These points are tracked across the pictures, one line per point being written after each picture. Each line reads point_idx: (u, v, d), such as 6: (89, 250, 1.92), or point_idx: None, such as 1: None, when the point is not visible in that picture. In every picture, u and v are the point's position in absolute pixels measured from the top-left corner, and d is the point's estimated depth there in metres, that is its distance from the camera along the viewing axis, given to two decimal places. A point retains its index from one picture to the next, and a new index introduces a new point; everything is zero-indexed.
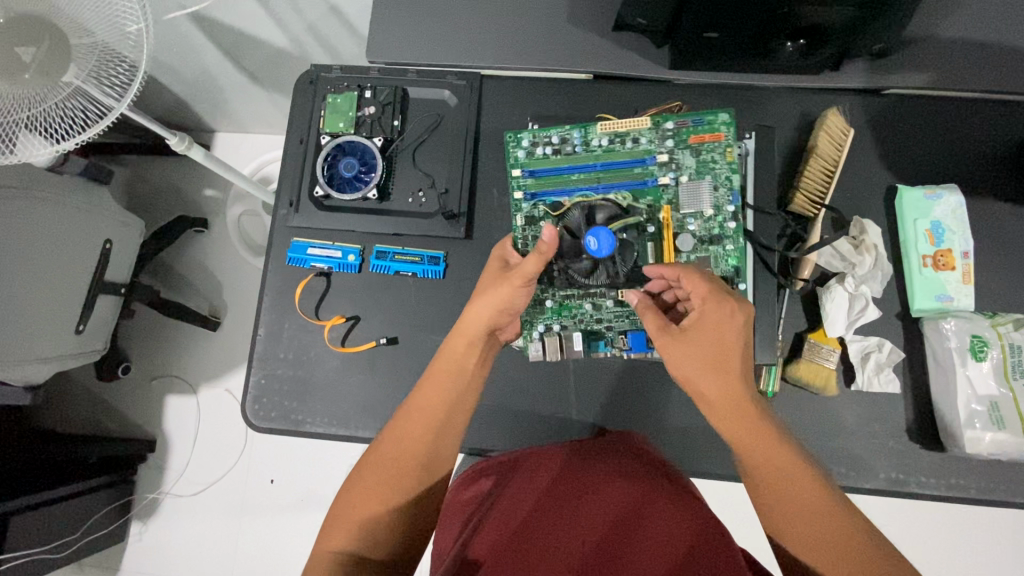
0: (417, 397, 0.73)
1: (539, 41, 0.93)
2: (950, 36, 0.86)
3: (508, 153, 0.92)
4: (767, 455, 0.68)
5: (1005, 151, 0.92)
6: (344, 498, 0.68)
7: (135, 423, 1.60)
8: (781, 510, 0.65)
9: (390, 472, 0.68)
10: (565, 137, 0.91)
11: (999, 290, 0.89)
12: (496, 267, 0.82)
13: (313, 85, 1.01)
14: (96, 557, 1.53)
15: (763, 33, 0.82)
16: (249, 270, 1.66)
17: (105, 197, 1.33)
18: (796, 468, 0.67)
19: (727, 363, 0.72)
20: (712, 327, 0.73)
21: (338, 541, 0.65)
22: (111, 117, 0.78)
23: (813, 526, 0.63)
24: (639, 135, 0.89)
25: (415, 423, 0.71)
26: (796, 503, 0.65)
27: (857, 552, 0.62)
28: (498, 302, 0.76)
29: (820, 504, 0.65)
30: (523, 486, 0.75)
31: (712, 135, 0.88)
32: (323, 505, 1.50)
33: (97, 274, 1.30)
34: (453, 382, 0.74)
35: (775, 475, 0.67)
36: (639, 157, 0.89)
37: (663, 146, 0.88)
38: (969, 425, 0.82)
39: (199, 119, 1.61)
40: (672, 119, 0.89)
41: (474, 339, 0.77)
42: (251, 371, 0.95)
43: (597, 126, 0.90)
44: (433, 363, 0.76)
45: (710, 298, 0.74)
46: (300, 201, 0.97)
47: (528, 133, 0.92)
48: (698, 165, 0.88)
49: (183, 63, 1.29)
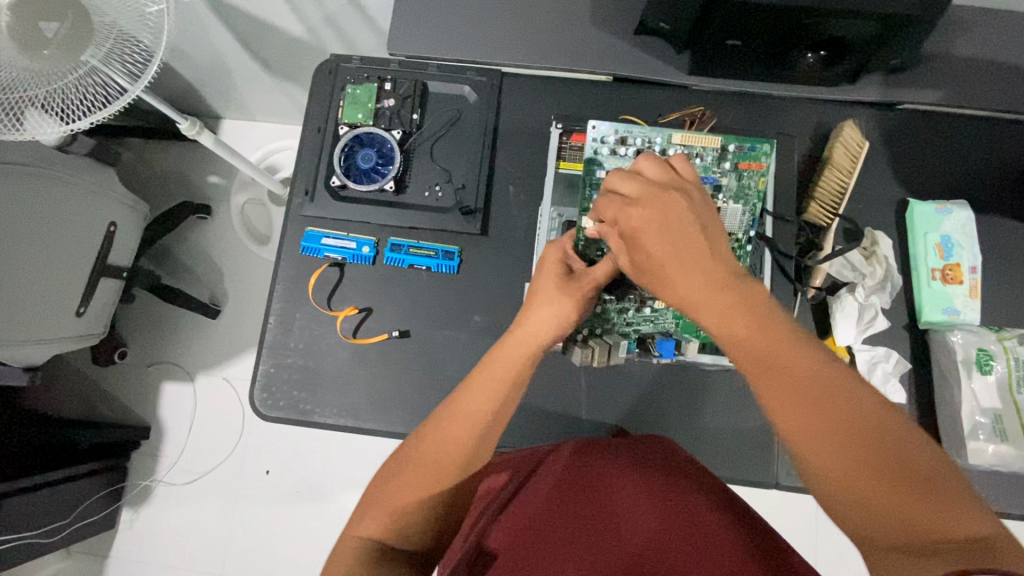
0: (463, 398, 0.66)
1: (561, 41, 0.94)
2: (967, 54, 0.88)
3: (590, 147, 0.86)
4: (768, 354, 0.54)
5: (1014, 170, 0.94)
6: (378, 488, 0.66)
7: (130, 408, 1.58)
8: (793, 420, 0.51)
9: (428, 473, 0.63)
10: (646, 142, 0.86)
11: (1004, 304, 0.91)
12: (558, 272, 0.74)
13: (333, 75, 1.00)
14: (86, 542, 1.51)
15: (785, 44, 0.83)
16: (253, 259, 1.65)
17: (112, 179, 1.32)
18: (805, 363, 0.53)
19: (688, 258, 0.60)
20: (657, 238, 0.61)
21: (372, 530, 0.62)
22: (124, 99, 0.77)
23: (832, 434, 0.49)
24: (712, 151, 0.84)
25: (459, 427, 0.65)
26: (805, 409, 0.50)
27: (889, 462, 0.47)
28: (560, 312, 0.70)
29: (841, 400, 0.50)
30: (541, 479, 0.75)
31: (756, 163, 0.84)
32: (319, 498, 1.49)
33: (100, 257, 1.28)
34: (505, 387, 0.67)
35: (777, 372, 0.53)
36: (699, 174, 0.84)
37: (720, 168, 0.85)
38: (972, 436, 0.84)
39: (207, 105, 1.60)
40: (732, 141, 0.85)
41: (532, 346, 0.69)
42: (259, 360, 0.95)
43: (677, 136, 0.85)
44: (485, 362, 0.69)
45: (651, 195, 0.63)
46: (315, 190, 0.97)
47: (614, 128, 0.86)
48: (736, 188, 0.85)
49: (196, 47, 1.28)
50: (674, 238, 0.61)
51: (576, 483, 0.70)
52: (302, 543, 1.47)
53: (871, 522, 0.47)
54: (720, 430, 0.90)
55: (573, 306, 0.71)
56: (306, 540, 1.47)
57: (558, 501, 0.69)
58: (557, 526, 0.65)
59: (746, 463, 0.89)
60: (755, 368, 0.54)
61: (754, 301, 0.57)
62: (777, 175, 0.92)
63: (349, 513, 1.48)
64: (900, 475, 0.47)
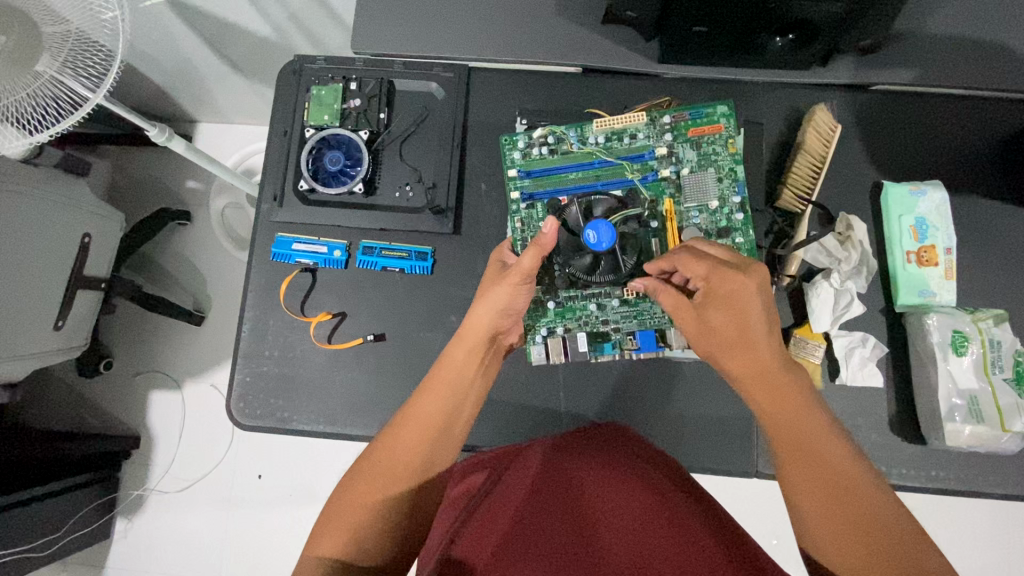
0: (415, 404, 0.74)
1: (527, 33, 0.92)
2: (937, 32, 0.87)
3: (505, 155, 0.91)
4: (790, 422, 0.69)
5: (989, 149, 0.93)
6: (332, 507, 0.68)
7: (118, 418, 1.57)
8: (799, 476, 0.66)
9: (380, 478, 0.68)
10: (562, 137, 0.90)
11: (980, 285, 0.91)
12: (495, 269, 0.82)
13: (297, 76, 0.99)
14: (81, 554, 1.51)
15: (752, 27, 0.81)
16: (235, 265, 1.63)
17: (84, 189, 1.30)
18: (817, 433, 0.68)
19: (753, 328, 0.72)
20: (725, 298, 0.73)
21: (328, 547, 0.64)
22: (87, 106, 0.75)
23: (824, 490, 0.64)
24: (636, 132, 0.89)
25: (411, 430, 0.71)
26: (808, 466, 0.66)
27: (865, 511, 0.62)
28: (498, 303, 0.76)
29: (838, 468, 0.65)
30: (516, 484, 0.72)
31: (712, 127, 0.88)
32: (312, 501, 1.49)
33: (76, 269, 1.27)
34: (454, 390, 0.75)
35: (796, 439, 0.68)
36: (638, 152, 0.89)
37: (659, 140, 0.88)
38: (949, 419, 0.83)
39: (179, 110, 1.57)
40: (670, 113, 0.88)
41: (474, 347, 0.77)
42: (235, 369, 0.94)
43: (594, 124, 0.89)
44: (435, 370, 0.76)
45: (718, 268, 0.74)
46: (283, 195, 0.96)
47: (523, 133, 0.91)
48: (697, 157, 0.88)
49: (161, 52, 1.25)
50: (737, 307, 0.73)
51: (556, 487, 0.69)
52: (295, 546, 1.48)
53: (848, 560, 0.60)
54: (699, 422, 0.90)
55: (507, 296, 0.76)
56: (300, 542, 1.48)
57: (540, 503, 0.66)
58: (534, 525, 0.63)
59: (726, 453, 0.89)
60: (789, 440, 0.68)
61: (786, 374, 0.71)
62: (748, 163, 0.92)
63: None
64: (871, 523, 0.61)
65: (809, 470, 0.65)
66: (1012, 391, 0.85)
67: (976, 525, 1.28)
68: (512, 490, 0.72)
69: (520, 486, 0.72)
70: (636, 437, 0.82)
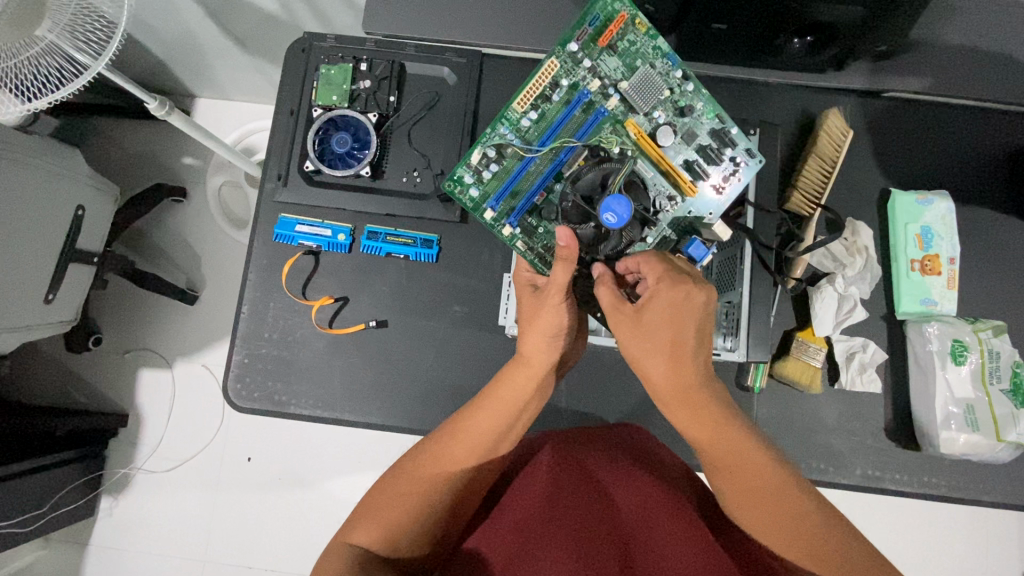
0: (467, 422, 0.71)
1: (543, 21, 0.91)
2: (958, 40, 0.86)
3: (463, 201, 0.85)
4: (727, 455, 0.67)
5: (995, 161, 0.94)
6: (371, 501, 0.69)
7: (106, 395, 1.55)
8: (746, 509, 0.65)
9: (422, 483, 0.68)
10: (501, 144, 0.83)
11: (980, 294, 0.92)
12: (529, 292, 0.79)
13: (306, 54, 0.97)
14: (65, 530, 1.49)
15: (770, 28, 0.80)
16: (230, 244, 1.60)
17: (78, 160, 1.26)
18: (760, 469, 0.66)
19: (684, 339, 0.69)
20: (665, 308, 0.68)
21: (363, 539, 0.65)
22: (85, 75, 0.72)
23: (771, 517, 0.63)
24: (555, 81, 0.82)
25: (460, 446, 0.70)
26: (755, 504, 0.64)
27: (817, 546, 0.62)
28: (549, 327, 0.74)
29: (787, 508, 0.63)
30: (531, 477, 0.69)
31: (616, 23, 0.81)
32: (301, 485, 1.48)
33: (68, 242, 1.23)
34: (508, 414, 0.71)
35: (752, 485, 0.65)
36: (571, 101, 0.83)
37: (583, 76, 0.82)
38: (945, 426, 0.85)
39: (179, 83, 1.53)
40: (570, 40, 0.81)
41: (536, 373, 0.74)
42: (233, 350, 0.93)
43: (516, 106, 0.83)
44: (490, 388, 0.73)
45: (670, 278, 0.68)
46: (288, 175, 0.94)
47: (461, 167, 0.84)
48: (623, 61, 0.82)
49: (164, 22, 1.21)
50: (674, 317, 0.68)
51: (573, 488, 0.65)
52: (283, 529, 1.47)
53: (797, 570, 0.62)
54: None
55: (557, 316, 0.73)
56: (289, 526, 1.47)
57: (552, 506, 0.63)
58: (559, 521, 0.62)
59: None
60: (728, 470, 0.66)
61: (715, 406, 0.69)
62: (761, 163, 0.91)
63: (332, 499, 1.47)
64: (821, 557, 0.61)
65: (751, 500, 0.64)
66: (1009, 402, 0.86)
67: (959, 530, 1.30)
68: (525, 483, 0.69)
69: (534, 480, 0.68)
70: (654, 440, 0.81)
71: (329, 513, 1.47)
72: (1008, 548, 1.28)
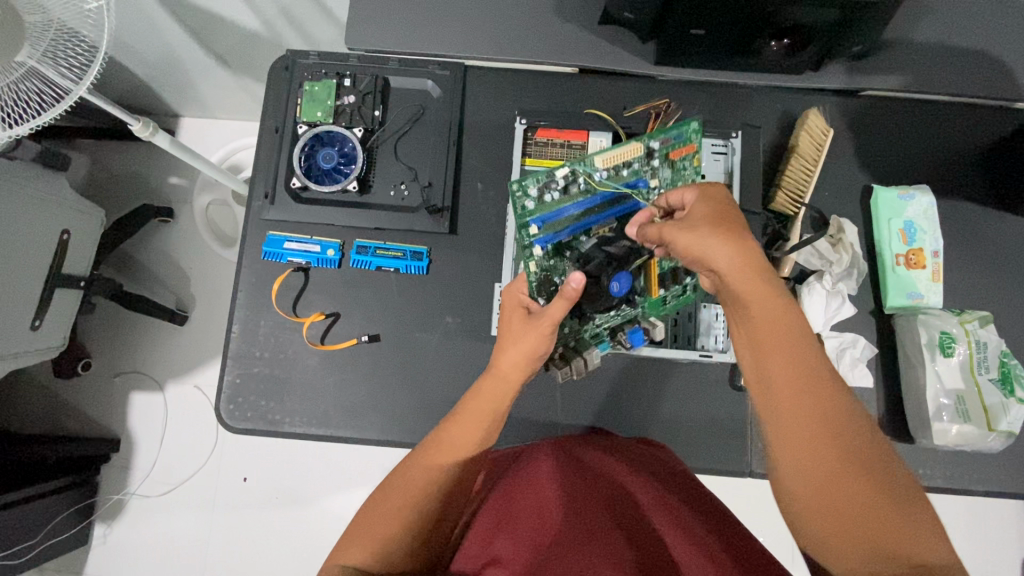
0: (449, 432, 0.71)
1: (525, 31, 0.92)
2: (927, 39, 0.89)
3: (515, 203, 0.83)
4: (787, 360, 0.57)
5: (972, 154, 0.95)
6: (363, 517, 0.68)
7: (97, 420, 1.52)
8: (799, 439, 0.56)
9: (413, 492, 0.67)
10: (569, 178, 0.83)
11: (965, 285, 0.93)
12: (519, 316, 0.77)
13: (289, 71, 0.97)
14: (58, 560, 1.46)
15: (748, 32, 0.81)
16: (219, 263, 1.59)
17: (62, 184, 1.25)
18: (819, 380, 0.56)
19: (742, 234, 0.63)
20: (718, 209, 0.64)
21: (356, 556, 0.64)
22: (69, 99, 0.72)
23: (837, 440, 0.54)
24: (629, 161, 0.83)
25: (445, 456, 0.69)
26: (810, 434, 0.55)
27: (882, 480, 0.54)
28: (526, 347, 0.74)
29: (836, 424, 0.55)
30: (543, 480, 0.69)
31: (687, 147, 0.84)
32: (297, 503, 1.47)
33: (53, 266, 1.22)
34: (490, 421, 0.72)
35: (824, 400, 0.56)
36: (631, 182, 0.84)
37: (649, 169, 0.84)
38: (937, 418, 0.86)
39: (162, 104, 1.53)
40: (656, 136, 0.82)
41: (513, 385, 0.74)
42: (224, 370, 0.92)
43: (598, 159, 0.82)
44: (470, 399, 0.74)
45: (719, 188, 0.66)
46: (275, 192, 0.94)
47: (532, 179, 0.83)
48: (673, 177, 0.85)
49: (146, 44, 1.21)
50: (727, 216, 0.64)
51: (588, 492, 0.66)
52: (280, 548, 1.45)
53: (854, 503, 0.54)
54: (694, 423, 0.91)
55: (537, 338, 0.74)
56: (286, 544, 1.45)
57: (576, 511, 0.63)
58: (574, 529, 0.61)
59: (720, 452, 0.90)
60: (795, 377, 0.57)
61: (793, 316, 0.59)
62: (745, 165, 0.92)
63: (332, 516, 1.46)
64: (891, 508, 0.53)
65: (813, 416, 0.55)
66: (998, 392, 0.87)
67: (958, 520, 1.31)
68: (540, 486, 0.68)
69: (547, 484, 0.68)
70: (638, 442, 0.83)
71: (328, 531, 1.45)
72: (1001, 535, 1.30)
